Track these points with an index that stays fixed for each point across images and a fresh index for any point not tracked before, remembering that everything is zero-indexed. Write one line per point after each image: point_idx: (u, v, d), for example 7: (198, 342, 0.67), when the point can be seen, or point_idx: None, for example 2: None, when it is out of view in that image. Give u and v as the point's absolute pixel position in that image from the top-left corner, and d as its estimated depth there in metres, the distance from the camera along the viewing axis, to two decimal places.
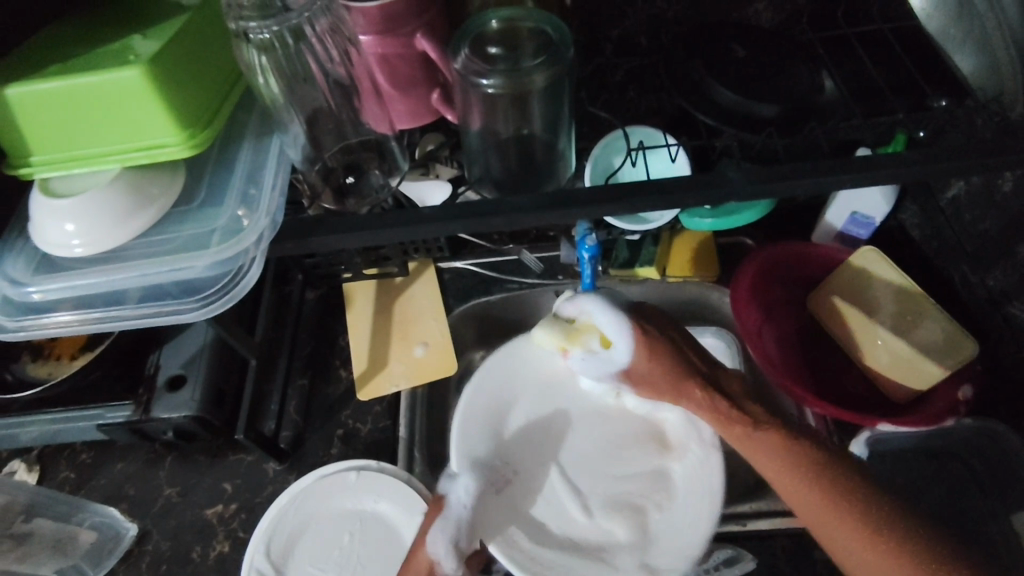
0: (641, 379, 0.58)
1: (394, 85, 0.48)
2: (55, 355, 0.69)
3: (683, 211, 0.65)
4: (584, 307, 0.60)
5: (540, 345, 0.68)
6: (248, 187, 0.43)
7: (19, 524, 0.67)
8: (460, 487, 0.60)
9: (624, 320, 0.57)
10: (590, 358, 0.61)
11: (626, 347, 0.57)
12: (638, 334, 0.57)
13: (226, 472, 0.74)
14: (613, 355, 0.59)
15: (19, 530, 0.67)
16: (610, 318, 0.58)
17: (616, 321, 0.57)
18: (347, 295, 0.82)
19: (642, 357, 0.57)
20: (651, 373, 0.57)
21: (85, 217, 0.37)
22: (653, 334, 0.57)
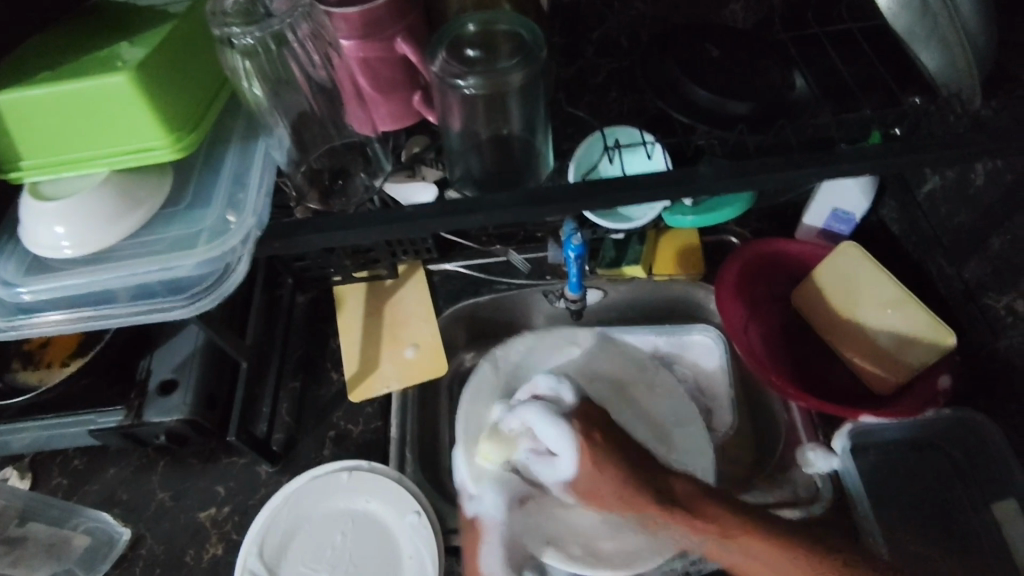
0: (586, 491, 0.54)
1: (377, 88, 0.47)
2: (47, 362, 0.70)
3: (665, 208, 0.67)
4: (529, 419, 0.57)
5: (484, 461, 0.63)
6: (235, 187, 0.44)
7: (14, 527, 0.70)
8: (490, 501, 0.60)
9: (566, 431, 0.55)
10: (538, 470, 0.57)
11: (573, 459, 0.54)
12: (584, 443, 0.54)
13: (219, 476, 0.75)
14: (557, 463, 0.55)
15: (14, 534, 0.70)
16: (555, 428, 0.55)
17: (563, 437, 0.55)
18: (338, 298, 0.82)
19: (589, 470, 0.54)
20: (592, 476, 0.54)
21: (74, 219, 0.38)
22: (604, 460, 0.54)
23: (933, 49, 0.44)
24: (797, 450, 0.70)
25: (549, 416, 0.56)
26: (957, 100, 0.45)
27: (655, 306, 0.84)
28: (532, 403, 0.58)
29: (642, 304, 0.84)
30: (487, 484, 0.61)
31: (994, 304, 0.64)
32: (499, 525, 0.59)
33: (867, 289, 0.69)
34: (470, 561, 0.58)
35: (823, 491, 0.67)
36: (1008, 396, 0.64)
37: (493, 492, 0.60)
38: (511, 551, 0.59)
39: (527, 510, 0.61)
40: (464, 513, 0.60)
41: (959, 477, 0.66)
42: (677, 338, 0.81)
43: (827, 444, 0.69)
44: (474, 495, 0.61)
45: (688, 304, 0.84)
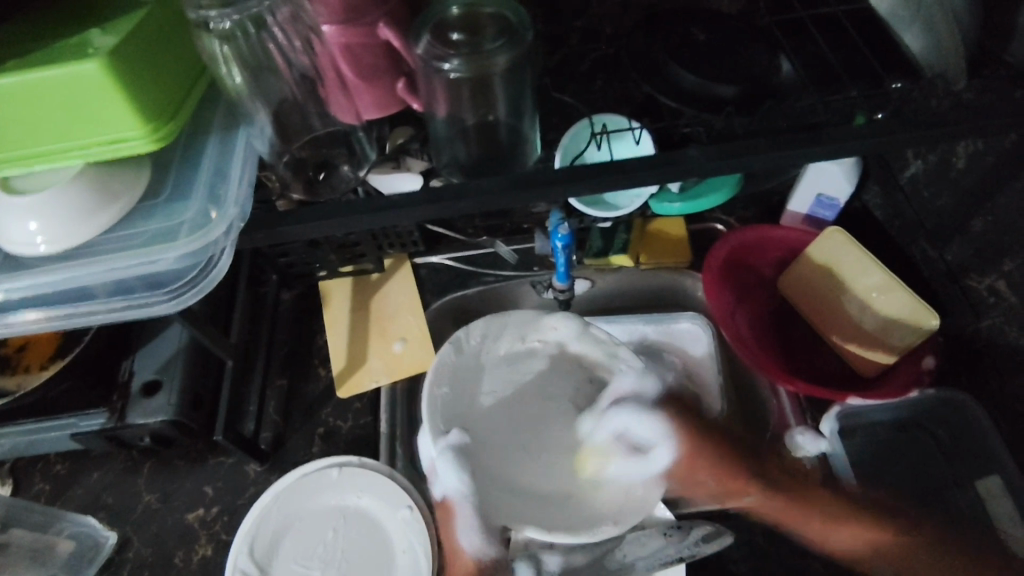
0: (671, 478, 0.64)
1: (358, 75, 0.46)
2: (24, 366, 0.67)
3: (653, 195, 0.66)
4: (622, 419, 0.64)
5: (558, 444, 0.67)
6: (216, 176, 0.43)
7: None
8: (452, 476, 0.61)
9: (656, 419, 0.65)
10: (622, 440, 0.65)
11: (665, 446, 0.64)
12: (672, 432, 0.65)
13: (207, 476, 0.73)
14: (648, 459, 0.63)
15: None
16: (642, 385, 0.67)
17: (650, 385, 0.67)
18: (323, 294, 0.81)
19: (683, 453, 0.65)
20: (690, 462, 0.66)
21: (52, 215, 0.37)
22: (692, 438, 0.66)
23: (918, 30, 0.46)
24: (786, 434, 0.71)
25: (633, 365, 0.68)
26: (942, 81, 0.46)
27: (643, 294, 0.84)
28: (620, 407, 0.65)
29: (629, 293, 0.84)
30: (445, 463, 0.61)
31: (975, 286, 0.66)
32: (462, 496, 0.61)
33: (851, 274, 0.70)
34: (448, 540, 0.61)
35: (813, 474, 0.68)
36: (990, 373, 0.65)
37: (454, 473, 0.61)
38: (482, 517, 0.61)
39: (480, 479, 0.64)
40: (432, 496, 0.63)
41: (945, 455, 0.66)
42: (664, 326, 0.80)
43: (816, 428, 0.70)
44: (439, 476, 0.62)
45: (676, 292, 0.84)
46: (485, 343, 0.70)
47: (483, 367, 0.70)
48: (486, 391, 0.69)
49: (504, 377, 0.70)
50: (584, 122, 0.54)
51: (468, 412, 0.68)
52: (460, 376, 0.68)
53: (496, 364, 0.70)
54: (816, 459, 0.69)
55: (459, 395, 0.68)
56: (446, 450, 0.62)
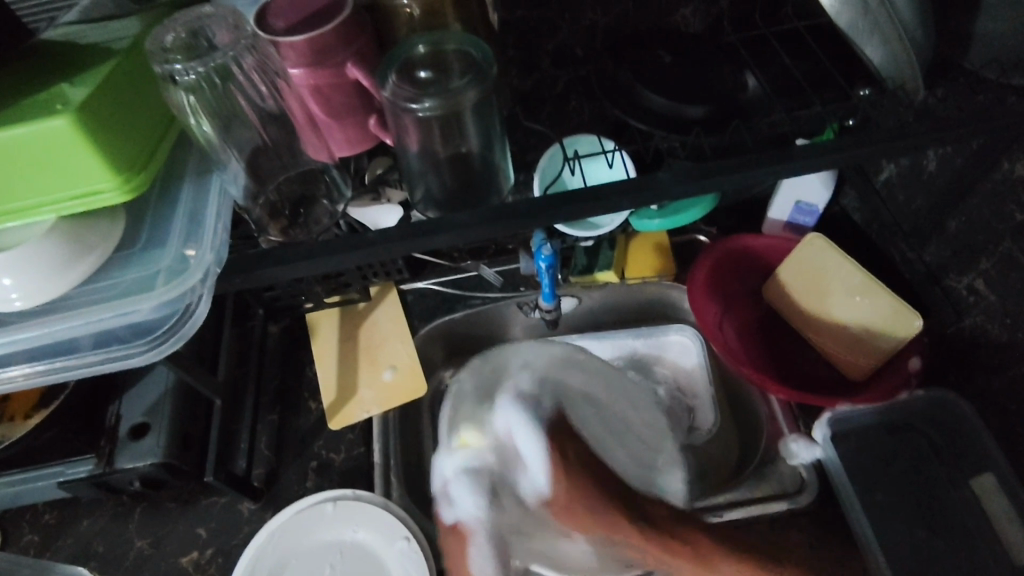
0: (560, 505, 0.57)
1: (329, 114, 0.48)
2: (9, 415, 0.67)
3: (631, 214, 0.66)
4: (512, 417, 0.59)
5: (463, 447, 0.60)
6: (192, 221, 0.44)
7: None
8: (470, 503, 0.57)
9: (539, 438, 0.58)
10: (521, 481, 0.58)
11: (546, 469, 0.57)
12: (558, 462, 0.58)
13: (200, 517, 0.72)
14: (530, 476, 0.58)
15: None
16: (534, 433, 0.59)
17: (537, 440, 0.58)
18: (310, 326, 0.81)
19: (560, 481, 0.57)
20: (569, 495, 0.57)
21: (27, 269, 0.37)
22: (572, 467, 0.58)
23: (877, 43, 0.43)
24: (779, 443, 0.71)
25: (532, 426, 0.59)
26: (902, 91, 0.45)
27: (631, 309, 0.85)
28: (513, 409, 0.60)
29: (618, 308, 0.85)
30: (463, 493, 0.57)
31: (955, 285, 0.66)
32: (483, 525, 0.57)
33: (835, 277, 0.70)
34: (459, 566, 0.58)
35: (809, 481, 0.68)
36: (976, 372, 0.66)
37: (469, 496, 0.57)
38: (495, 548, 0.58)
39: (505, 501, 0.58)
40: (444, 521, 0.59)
41: (936, 453, 0.66)
42: (654, 340, 0.82)
43: (809, 434, 0.70)
44: (455, 502, 0.58)
45: (664, 303, 0.84)
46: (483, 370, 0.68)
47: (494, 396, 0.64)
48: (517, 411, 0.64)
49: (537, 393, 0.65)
50: (556, 147, 0.55)
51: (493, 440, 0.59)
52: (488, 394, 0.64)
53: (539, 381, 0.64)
54: (812, 466, 0.69)
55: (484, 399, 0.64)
56: (461, 473, 0.58)
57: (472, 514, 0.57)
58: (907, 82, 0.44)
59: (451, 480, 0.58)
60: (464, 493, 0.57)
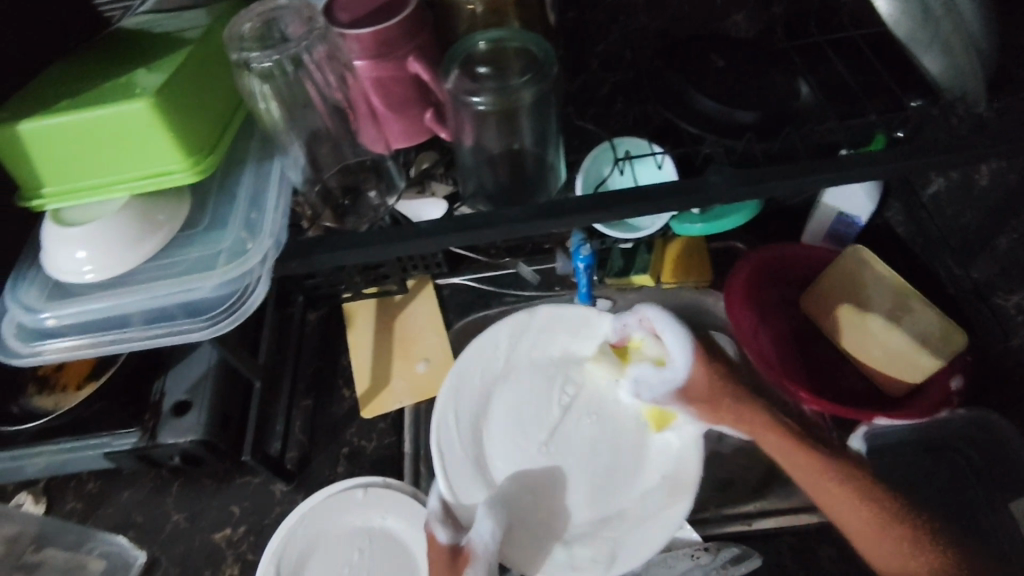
0: (695, 394, 0.65)
1: (389, 106, 0.50)
2: (61, 386, 0.71)
3: (673, 217, 0.66)
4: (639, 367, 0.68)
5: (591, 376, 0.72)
6: (255, 202, 0.46)
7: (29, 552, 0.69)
8: (487, 526, 0.60)
9: (686, 338, 0.65)
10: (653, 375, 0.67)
11: (687, 360, 0.65)
12: (695, 351, 0.66)
13: (234, 496, 0.74)
14: (670, 368, 0.66)
15: (31, 559, 0.68)
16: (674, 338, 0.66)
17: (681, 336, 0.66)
18: (347, 313, 0.83)
19: (697, 368, 0.66)
20: (714, 404, 0.65)
21: (99, 244, 0.39)
22: (712, 368, 0.66)
23: (936, 54, 0.42)
24: None
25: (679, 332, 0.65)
26: (961, 103, 0.45)
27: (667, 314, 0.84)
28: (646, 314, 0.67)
29: None
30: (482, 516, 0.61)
31: (1003, 304, 0.65)
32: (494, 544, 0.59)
33: (874, 291, 0.69)
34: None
35: None
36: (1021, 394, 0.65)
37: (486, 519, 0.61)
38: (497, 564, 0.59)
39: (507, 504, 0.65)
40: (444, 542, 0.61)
41: (975, 475, 0.65)
42: None
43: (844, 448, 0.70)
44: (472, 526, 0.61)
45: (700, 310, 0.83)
46: (480, 354, 0.73)
47: (582, 333, 0.75)
48: (510, 404, 0.72)
49: (527, 385, 0.73)
50: (607, 144, 0.55)
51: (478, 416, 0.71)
52: (491, 371, 0.73)
53: (581, 319, 0.75)
54: None
55: (474, 421, 0.70)
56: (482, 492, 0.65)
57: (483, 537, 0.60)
58: (966, 94, 0.44)
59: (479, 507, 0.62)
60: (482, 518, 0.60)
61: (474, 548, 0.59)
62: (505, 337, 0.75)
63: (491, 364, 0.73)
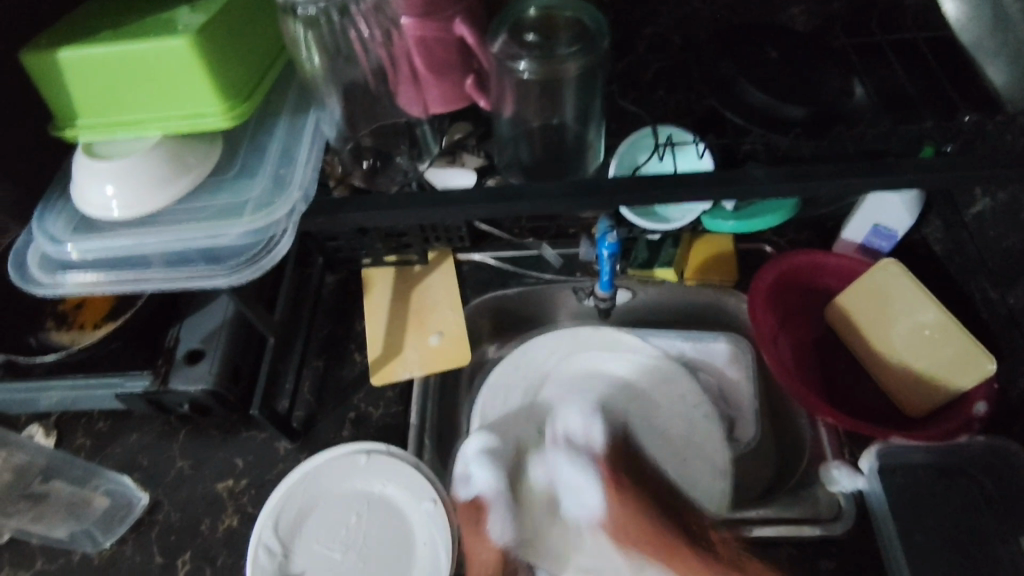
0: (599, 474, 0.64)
1: (431, 69, 0.48)
2: (79, 323, 0.73)
3: (705, 212, 0.65)
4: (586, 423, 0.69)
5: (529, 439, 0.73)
6: (287, 156, 0.46)
7: (37, 484, 0.68)
8: (483, 476, 0.67)
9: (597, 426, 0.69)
10: (565, 510, 0.65)
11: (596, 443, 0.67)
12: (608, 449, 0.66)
13: (238, 448, 0.75)
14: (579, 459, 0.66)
15: (37, 490, 0.68)
16: (579, 471, 0.65)
17: (585, 475, 0.64)
18: (366, 279, 0.83)
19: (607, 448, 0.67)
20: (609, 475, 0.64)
21: (128, 180, 0.39)
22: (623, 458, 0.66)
23: None
24: (821, 467, 0.68)
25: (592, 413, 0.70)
26: None
27: (684, 311, 0.85)
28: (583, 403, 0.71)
29: (671, 309, 0.84)
30: (477, 465, 0.67)
31: None
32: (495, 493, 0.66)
33: (903, 309, 0.67)
34: (472, 536, 0.64)
35: (845, 510, 0.66)
36: None
37: (483, 471, 0.67)
38: (508, 520, 0.65)
39: (523, 495, 0.68)
40: (461, 497, 0.66)
41: (988, 504, 0.63)
42: (702, 346, 0.81)
43: (854, 464, 0.68)
44: (470, 475, 0.67)
45: (719, 310, 0.83)
46: (529, 357, 0.79)
47: (663, 382, 0.76)
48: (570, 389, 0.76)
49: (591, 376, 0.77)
50: (648, 130, 0.54)
51: (525, 405, 0.76)
52: (541, 370, 0.79)
53: (665, 367, 0.77)
54: (851, 495, 0.66)
55: (521, 404, 0.76)
56: (477, 452, 0.69)
57: (488, 486, 0.66)
58: None
59: (469, 457, 0.68)
60: (479, 471, 0.67)
61: (483, 498, 0.65)
62: (562, 342, 0.80)
63: (553, 359, 0.79)
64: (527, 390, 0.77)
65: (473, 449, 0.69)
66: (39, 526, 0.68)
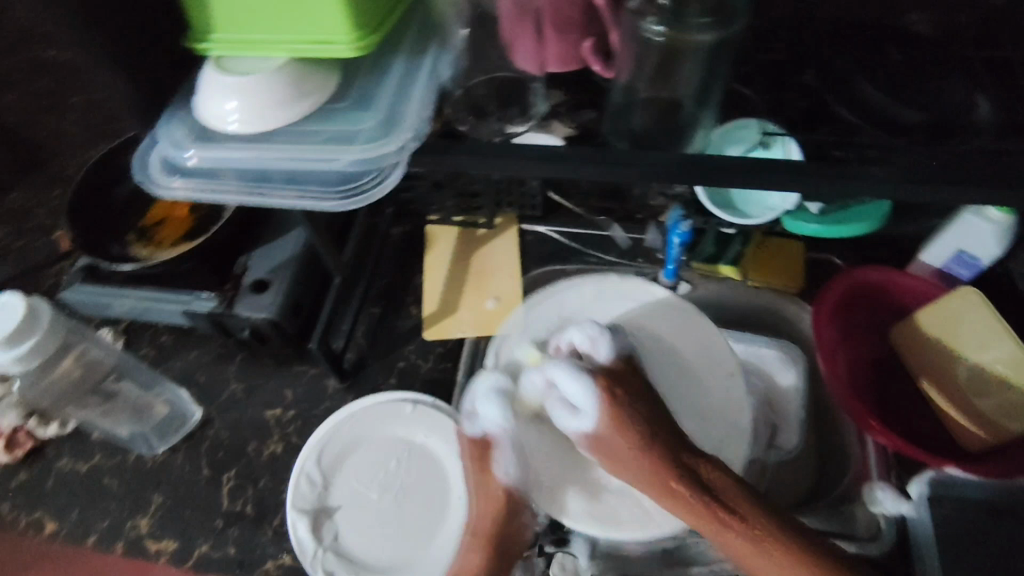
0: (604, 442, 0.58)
1: (556, 26, 0.51)
2: (158, 240, 0.78)
3: (788, 212, 0.64)
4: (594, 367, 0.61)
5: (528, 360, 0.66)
6: (404, 84, 0.49)
7: (110, 380, 0.75)
8: (490, 416, 0.62)
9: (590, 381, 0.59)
10: (557, 420, 0.60)
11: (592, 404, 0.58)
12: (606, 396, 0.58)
13: (289, 380, 0.77)
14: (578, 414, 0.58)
15: (107, 386, 0.75)
16: (578, 383, 0.59)
17: (586, 386, 0.58)
18: (429, 235, 0.85)
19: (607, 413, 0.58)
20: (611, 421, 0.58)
21: (255, 99, 0.44)
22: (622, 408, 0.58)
23: None
24: (865, 487, 0.67)
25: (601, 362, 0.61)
26: None
27: (740, 311, 0.83)
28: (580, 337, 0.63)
29: (727, 308, 0.83)
30: (486, 400, 0.63)
31: None
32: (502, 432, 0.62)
33: (976, 341, 0.66)
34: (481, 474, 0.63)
35: (884, 532, 0.65)
36: None
37: (492, 410, 0.62)
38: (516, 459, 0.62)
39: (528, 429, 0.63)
40: (471, 433, 0.64)
41: None
42: (753, 348, 0.79)
43: (900, 488, 0.66)
44: (478, 415, 0.64)
45: (776, 315, 0.82)
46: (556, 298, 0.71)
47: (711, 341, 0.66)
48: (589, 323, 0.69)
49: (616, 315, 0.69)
50: (750, 122, 0.53)
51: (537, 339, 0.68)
52: (567, 309, 0.70)
53: (701, 328, 0.67)
54: (893, 518, 0.65)
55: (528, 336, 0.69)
56: (488, 388, 0.63)
57: (495, 424, 0.62)
58: None
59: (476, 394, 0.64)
60: (486, 407, 0.62)
61: (490, 436, 0.63)
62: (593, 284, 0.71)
63: (572, 292, 0.71)
64: (545, 328, 0.70)
65: (486, 382, 0.64)
66: (105, 420, 0.73)
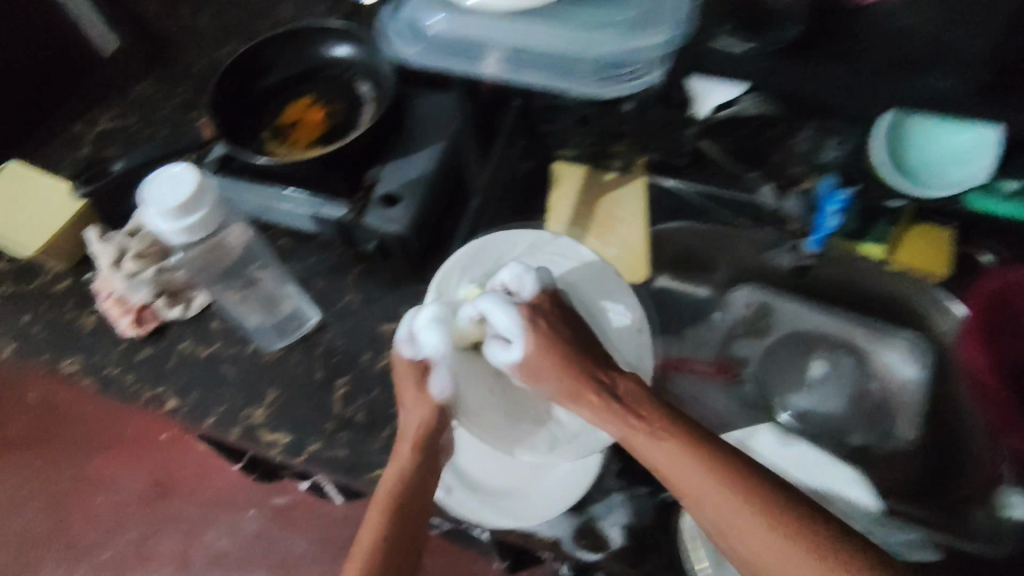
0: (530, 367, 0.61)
1: None
2: (293, 140, 0.77)
3: (976, 191, 0.70)
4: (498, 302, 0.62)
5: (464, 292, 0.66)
6: (626, 36, 0.72)
7: (254, 268, 0.77)
8: (432, 341, 0.61)
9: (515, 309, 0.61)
10: (488, 352, 0.64)
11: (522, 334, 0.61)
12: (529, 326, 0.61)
13: (406, 298, 0.77)
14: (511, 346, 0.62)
15: (251, 274, 0.77)
16: (508, 315, 0.62)
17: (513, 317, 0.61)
18: (556, 175, 0.84)
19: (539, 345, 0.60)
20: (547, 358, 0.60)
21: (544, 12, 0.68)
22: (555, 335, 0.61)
23: None
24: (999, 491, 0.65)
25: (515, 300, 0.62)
26: None
27: (869, 295, 0.78)
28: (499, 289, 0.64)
29: (855, 290, 0.78)
30: (426, 329, 0.61)
31: None
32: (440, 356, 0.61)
33: None
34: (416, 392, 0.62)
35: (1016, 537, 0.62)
36: None
37: (432, 333, 0.61)
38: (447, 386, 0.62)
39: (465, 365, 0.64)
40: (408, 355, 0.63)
41: None
42: (879, 335, 0.77)
43: None
44: (417, 338, 0.62)
45: (909, 306, 0.75)
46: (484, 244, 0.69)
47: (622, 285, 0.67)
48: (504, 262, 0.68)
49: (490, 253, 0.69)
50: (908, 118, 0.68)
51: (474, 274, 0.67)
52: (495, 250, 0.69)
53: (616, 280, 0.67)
54: None
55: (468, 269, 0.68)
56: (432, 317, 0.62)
57: (434, 347, 0.61)
58: None
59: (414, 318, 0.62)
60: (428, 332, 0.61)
61: (430, 357, 0.62)
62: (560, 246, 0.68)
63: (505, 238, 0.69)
64: (468, 257, 0.68)
65: (421, 313, 0.62)
66: (240, 308, 0.76)
